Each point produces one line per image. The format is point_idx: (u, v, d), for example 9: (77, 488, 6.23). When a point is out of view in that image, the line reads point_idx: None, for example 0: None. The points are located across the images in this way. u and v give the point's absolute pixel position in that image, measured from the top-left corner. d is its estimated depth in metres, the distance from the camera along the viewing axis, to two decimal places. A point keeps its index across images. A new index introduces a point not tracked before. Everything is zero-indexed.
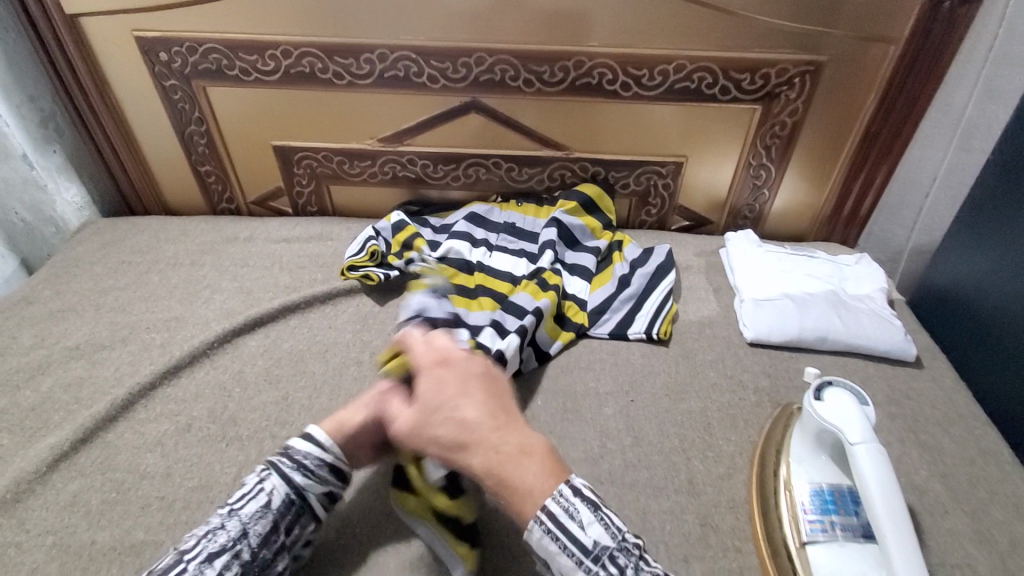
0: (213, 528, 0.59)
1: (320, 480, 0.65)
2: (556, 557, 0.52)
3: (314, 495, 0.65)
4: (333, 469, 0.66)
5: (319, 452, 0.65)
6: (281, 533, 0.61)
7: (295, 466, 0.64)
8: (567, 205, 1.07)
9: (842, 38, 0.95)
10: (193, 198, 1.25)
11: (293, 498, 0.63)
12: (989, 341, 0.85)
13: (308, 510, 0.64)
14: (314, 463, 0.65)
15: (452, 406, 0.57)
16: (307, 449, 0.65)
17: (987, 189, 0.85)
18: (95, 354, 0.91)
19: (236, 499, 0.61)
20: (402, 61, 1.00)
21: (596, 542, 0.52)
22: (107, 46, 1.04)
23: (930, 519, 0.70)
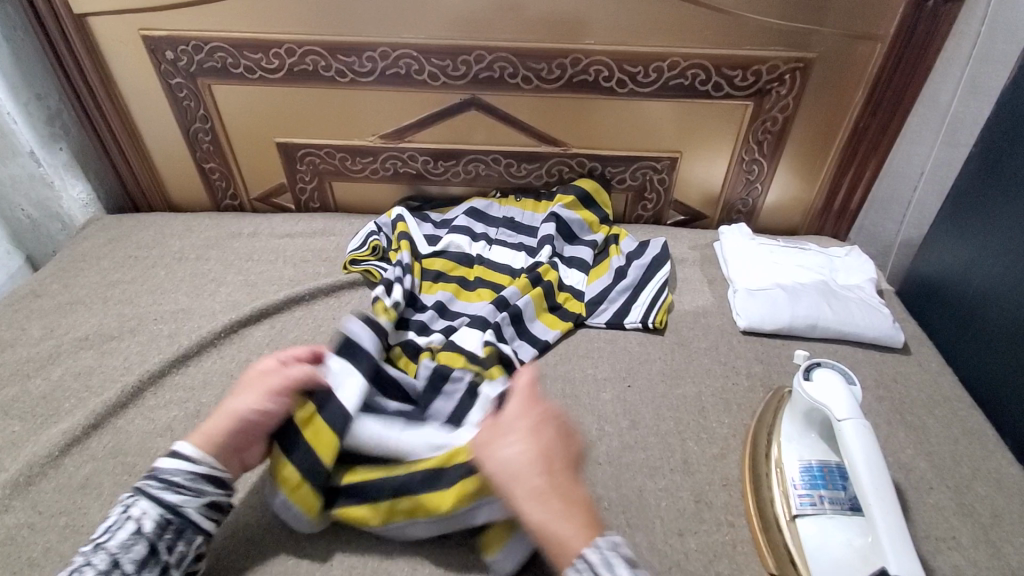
0: (80, 565, 0.56)
1: (197, 494, 0.62)
2: None
3: (196, 509, 0.62)
4: (210, 479, 0.63)
5: (188, 467, 0.63)
6: (162, 555, 0.58)
7: (165, 486, 0.61)
8: (565, 200, 1.09)
9: (829, 36, 0.98)
10: (197, 195, 1.27)
11: (170, 518, 0.60)
12: (973, 327, 0.87)
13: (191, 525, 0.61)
14: (186, 477, 0.62)
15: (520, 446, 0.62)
16: (175, 467, 0.62)
17: (969, 181, 0.88)
18: (104, 345, 0.93)
19: (102, 534, 0.58)
20: (403, 59, 1.03)
21: None
22: (114, 45, 1.07)
23: (916, 495, 0.72)
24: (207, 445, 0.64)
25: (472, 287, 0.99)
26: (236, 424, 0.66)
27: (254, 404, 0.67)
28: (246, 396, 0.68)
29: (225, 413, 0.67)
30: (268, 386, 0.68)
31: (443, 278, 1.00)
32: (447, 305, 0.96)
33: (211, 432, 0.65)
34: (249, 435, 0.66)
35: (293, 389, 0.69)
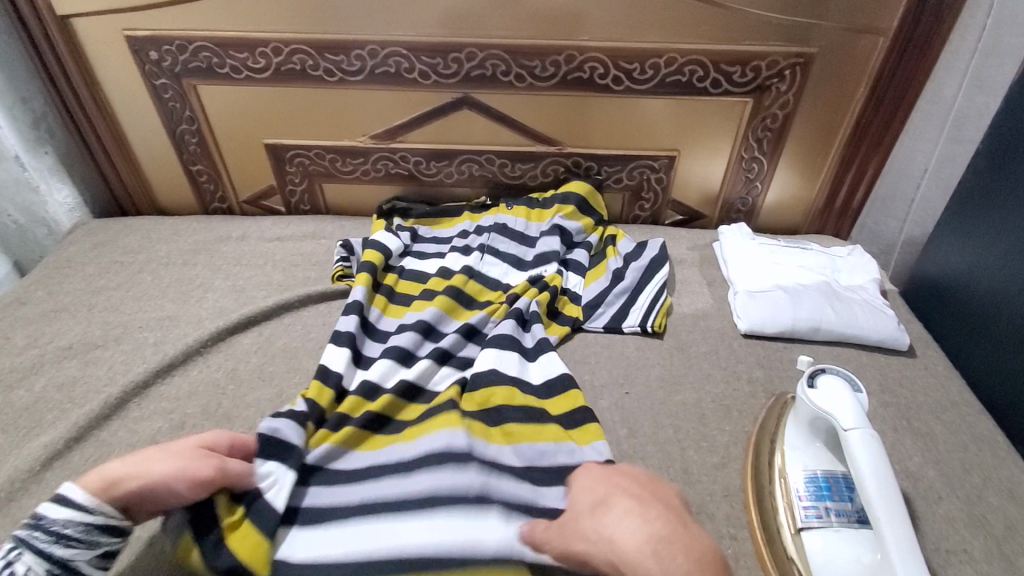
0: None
1: (88, 546, 0.56)
2: None
3: (86, 563, 0.57)
4: (105, 531, 0.57)
5: (78, 519, 0.56)
6: None
7: (52, 539, 0.55)
8: (565, 210, 1.07)
9: (831, 30, 0.95)
10: (186, 198, 1.25)
11: (55, 574, 0.55)
12: (981, 329, 0.85)
13: None
14: (77, 530, 0.56)
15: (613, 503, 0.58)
16: (62, 517, 0.56)
17: (976, 178, 0.86)
18: (87, 354, 0.90)
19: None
20: (393, 57, 1.00)
21: None
22: (97, 45, 1.04)
23: (924, 504, 0.70)
24: (101, 490, 0.58)
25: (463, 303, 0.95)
26: (144, 486, 0.58)
27: (175, 483, 0.59)
28: (170, 461, 0.60)
29: (141, 467, 0.59)
30: (197, 470, 0.60)
31: (432, 297, 0.95)
32: (436, 325, 0.90)
33: (113, 478, 0.58)
34: (150, 500, 0.59)
35: (214, 466, 0.61)
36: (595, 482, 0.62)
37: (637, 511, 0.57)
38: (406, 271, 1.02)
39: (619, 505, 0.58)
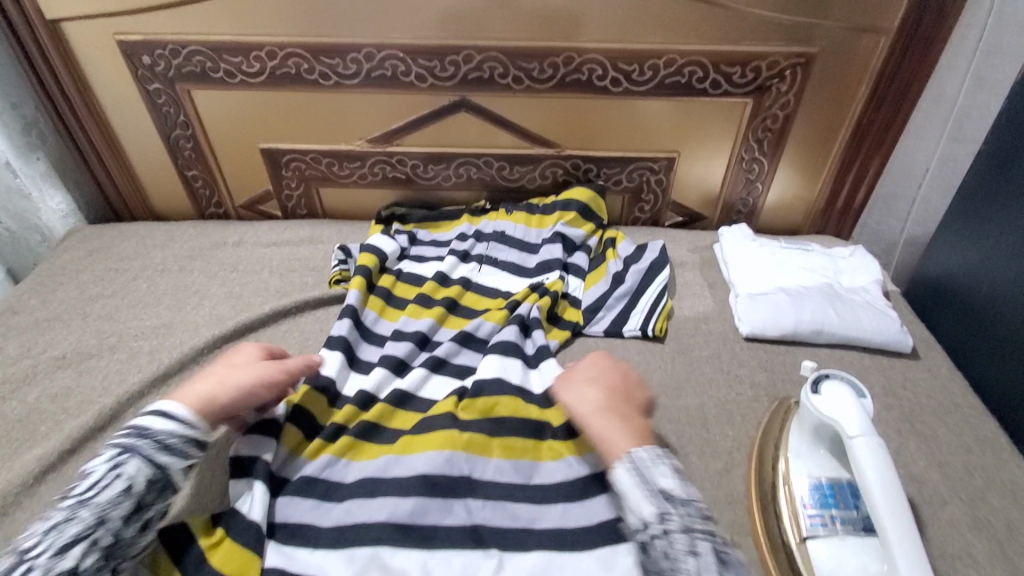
0: (62, 520, 0.56)
1: (181, 456, 0.62)
2: (631, 493, 0.60)
3: (178, 471, 0.62)
4: (195, 444, 0.64)
5: (178, 428, 0.63)
6: (145, 513, 0.59)
7: (154, 446, 0.61)
8: (566, 217, 1.06)
9: (831, 30, 0.94)
10: (181, 204, 1.23)
11: (155, 477, 0.60)
12: (984, 331, 0.84)
13: (171, 486, 0.62)
14: (175, 440, 0.62)
15: (589, 381, 0.73)
16: (167, 427, 0.62)
17: (979, 178, 0.85)
18: (82, 363, 0.89)
19: (85, 488, 0.58)
20: (389, 60, 0.99)
21: (671, 490, 0.59)
22: (89, 51, 1.03)
23: (929, 510, 0.69)
24: (200, 408, 0.65)
25: (461, 311, 0.95)
26: (235, 399, 0.68)
27: (257, 386, 0.71)
28: (249, 374, 0.71)
29: (224, 382, 0.69)
30: (270, 373, 0.73)
31: (429, 304, 0.95)
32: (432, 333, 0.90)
33: (207, 395, 0.67)
34: (237, 411, 0.69)
35: (286, 376, 0.74)
36: (591, 363, 0.76)
37: (604, 394, 0.70)
38: (403, 274, 1.01)
39: (595, 387, 0.71)
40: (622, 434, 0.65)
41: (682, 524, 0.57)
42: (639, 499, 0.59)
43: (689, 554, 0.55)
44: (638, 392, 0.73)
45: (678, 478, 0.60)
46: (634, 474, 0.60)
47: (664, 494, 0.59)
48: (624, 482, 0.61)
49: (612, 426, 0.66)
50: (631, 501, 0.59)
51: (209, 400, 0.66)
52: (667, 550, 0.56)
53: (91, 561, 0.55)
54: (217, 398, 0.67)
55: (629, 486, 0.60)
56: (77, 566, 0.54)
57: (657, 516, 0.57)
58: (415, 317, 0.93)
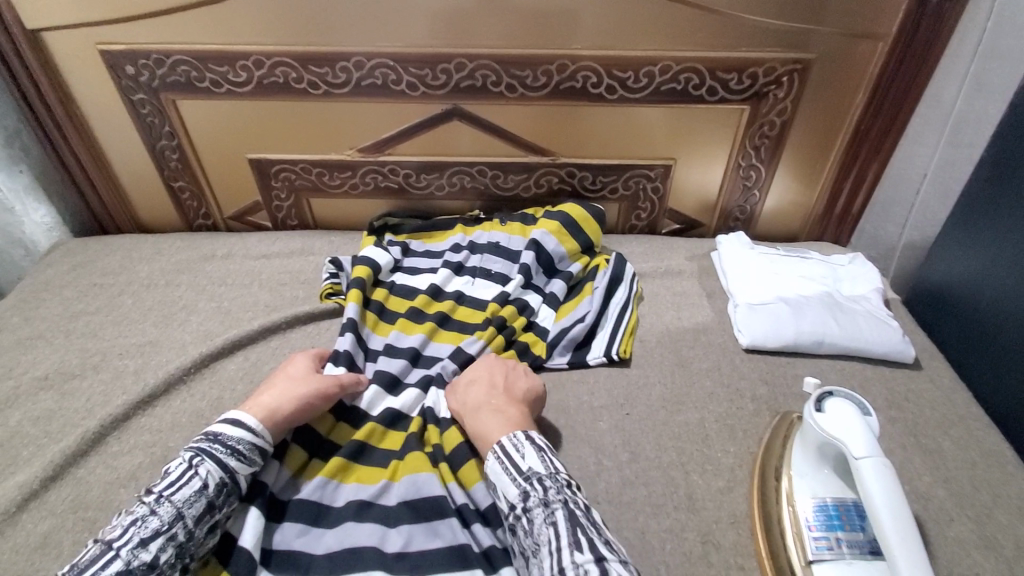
0: (143, 515, 0.59)
1: (250, 463, 0.66)
2: (504, 479, 0.65)
3: (244, 477, 0.65)
4: (262, 452, 0.67)
5: (250, 437, 0.66)
6: (215, 514, 0.62)
7: (227, 451, 0.64)
8: (552, 226, 1.01)
9: (828, 35, 0.93)
10: (168, 215, 1.21)
11: (226, 481, 0.63)
12: (987, 341, 0.83)
13: (237, 491, 0.64)
14: (247, 447, 0.66)
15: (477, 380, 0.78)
16: (238, 435, 0.66)
17: (979, 187, 0.84)
18: (65, 384, 0.87)
19: (165, 486, 0.61)
20: (380, 69, 0.97)
21: (530, 469, 0.64)
22: (71, 61, 1.00)
23: (936, 528, 0.68)
24: (265, 421, 0.69)
25: (451, 328, 0.92)
26: (292, 411, 0.71)
27: (312, 398, 0.73)
28: (303, 386, 0.74)
29: (282, 395, 0.72)
30: (324, 387, 0.75)
31: (420, 319, 0.93)
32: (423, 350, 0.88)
33: (270, 408, 0.70)
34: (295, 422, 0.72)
35: (340, 387, 0.77)
36: (487, 361, 0.81)
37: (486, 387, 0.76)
38: (396, 287, 0.99)
39: (475, 383, 0.77)
40: (497, 422, 0.70)
41: (541, 499, 0.61)
42: (505, 482, 0.64)
43: (545, 524, 0.59)
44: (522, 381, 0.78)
45: (544, 461, 0.65)
46: (498, 458, 0.66)
47: (525, 474, 0.64)
48: (495, 469, 0.66)
49: (486, 417, 0.71)
50: (498, 483, 0.65)
51: (273, 411, 0.70)
52: (528, 524, 0.61)
53: (166, 556, 0.58)
54: (281, 412, 0.71)
55: (497, 471, 0.66)
56: (155, 560, 0.57)
57: (520, 495, 0.63)
58: (408, 333, 0.91)
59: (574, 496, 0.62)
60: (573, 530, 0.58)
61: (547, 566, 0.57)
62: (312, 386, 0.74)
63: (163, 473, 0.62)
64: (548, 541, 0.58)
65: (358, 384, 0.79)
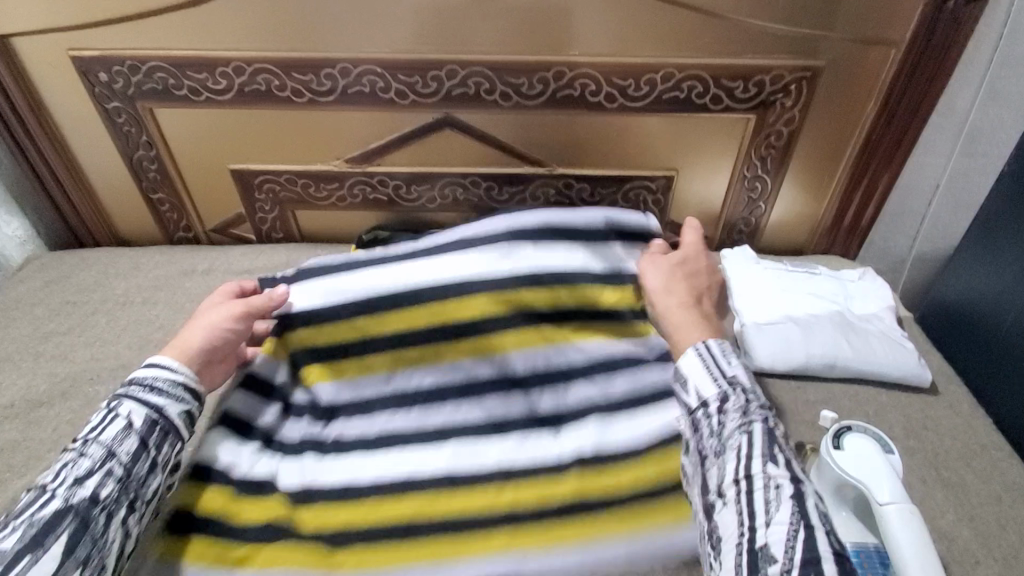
0: (73, 458, 0.59)
1: (177, 399, 0.67)
2: (698, 384, 0.64)
3: (178, 414, 0.66)
4: (189, 389, 0.68)
5: (169, 375, 0.67)
6: (150, 451, 0.63)
7: (148, 390, 0.65)
8: None
9: (838, 41, 0.88)
10: (147, 228, 1.15)
11: (157, 419, 0.64)
12: (1009, 364, 0.79)
13: (173, 430, 0.66)
14: (167, 384, 0.67)
15: (670, 277, 0.80)
16: (157, 374, 0.67)
17: (999, 202, 0.80)
18: (31, 413, 0.81)
19: (90, 431, 0.61)
20: (367, 76, 0.92)
21: (733, 378, 0.62)
22: (42, 68, 0.95)
23: (961, 572, 0.63)
24: (180, 355, 0.70)
25: None
26: (206, 339, 0.73)
27: (224, 323, 0.75)
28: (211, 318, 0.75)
29: (191, 331, 0.74)
30: (233, 310, 0.76)
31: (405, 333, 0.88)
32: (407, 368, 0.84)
33: (182, 345, 0.72)
34: (219, 348, 0.74)
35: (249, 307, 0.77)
36: (672, 263, 0.81)
37: (681, 291, 0.78)
38: None
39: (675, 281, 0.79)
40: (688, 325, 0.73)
41: (740, 406, 0.60)
42: (703, 381, 0.63)
43: (741, 430, 0.58)
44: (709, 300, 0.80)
45: (743, 369, 0.64)
46: (702, 355, 0.65)
47: (728, 378, 0.63)
48: (690, 366, 0.65)
49: (683, 317, 0.74)
50: (694, 381, 0.64)
51: (186, 344, 0.72)
52: (718, 425, 0.60)
53: (109, 490, 0.58)
54: (198, 345, 0.72)
55: (695, 368, 0.64)
56: (96, 494, 0.57)
57: (718, 396, 0.62)
58: None
59: (769, 414, 0.60)
60: (769, 445, 0.57)
61: (729, 470, 0.56)
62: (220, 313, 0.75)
63: (84, 420, 0.62)
64: (739, 447, 0.57)
65: (269, 303, 0.79)
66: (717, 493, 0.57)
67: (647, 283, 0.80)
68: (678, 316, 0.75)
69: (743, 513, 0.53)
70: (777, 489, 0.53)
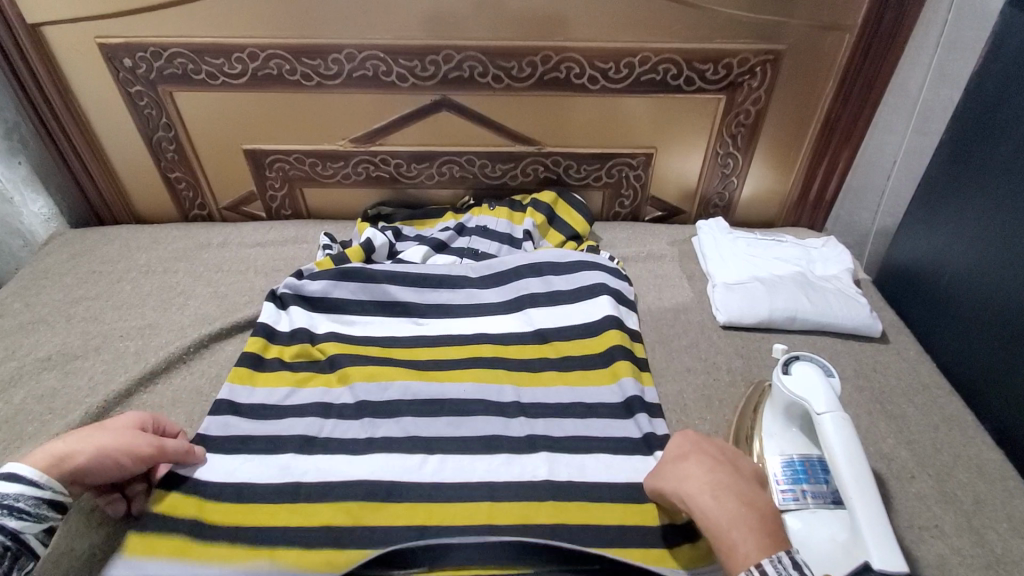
0: None
1: (39, 519, 0.58)
2: None
3: (37, 535, 0.59)
4: (55, 504, 0.60)
5: (34, 492, 0.58)
6: None
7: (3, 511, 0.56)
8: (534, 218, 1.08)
9: (799, 27, 0.97)
10: (164, 207, 1.24)
11: (8, 544, 0.56)
12: (949, 313, 0.88)
13: (27, 551, 0.58)
14: (30, 502, 0.58)
15: (692, 457, 0.60)
16: (15, 492, 0.57)
17: (941, 168, 0.89)
18: (67, 365, 0.89)
19: None
20: (371, 61, 1.01)
21: None
22: (70, 55, 1.03)
23: (898, 485, 0.72)
24: (47, 464, 0.61)
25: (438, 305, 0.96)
26: (88, 459, 0.62)
27: (121, 448, 0.64)
28: (112, 434, 0.65)
29: (82, 441, 0.63)
30: (138, 442, 0.66)
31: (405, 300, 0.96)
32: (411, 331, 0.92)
33: (61, 455, 0.61)
34: (95, 474, 0.63)
35: (162, 455, 0.68)
36: (694, 433, 0.64)
37: (707, 467, 0.58)
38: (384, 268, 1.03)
39: (698, 462, 0.59)
40: (736, 528, 0.52)
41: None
42: None
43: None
44: (743, 463, 0.60)
45: None
46: None
47: None
48: None
49: (727, 518, 0.53)
50: None
51: (64, 459, 0.61)
52: None
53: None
54: (77, 465, 0.62)
55: None
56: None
57: None
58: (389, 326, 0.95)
59: None
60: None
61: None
62: (122, 436, 0.65)
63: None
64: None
65: (186, 452, 0.71)
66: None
67: (656, 484, 0.62)
68: (722, 522, 0.53)
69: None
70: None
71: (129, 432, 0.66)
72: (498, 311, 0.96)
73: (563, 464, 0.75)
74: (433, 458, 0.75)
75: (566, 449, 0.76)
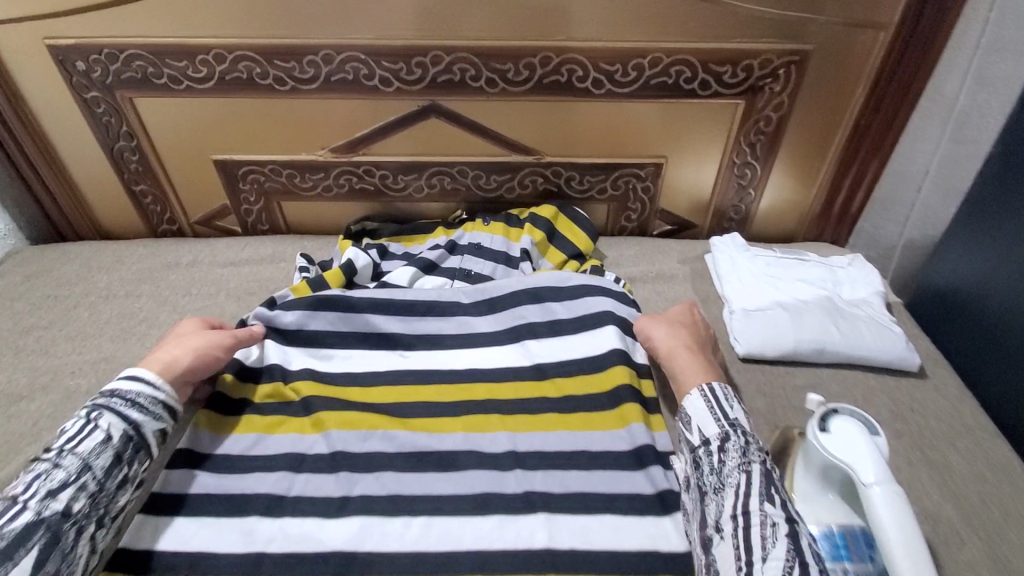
0: (47, 469, 0.60)
1: (155, 417, 0.68)
2: (700, 419, 0.69)
3: (152, 432, 0.67)
4: (166, 406, 0.69)
5: (149, 391, 0.68)
6: (124, 468, 0.64)
7: (128, 405, 0.66)
8: (532, 235, 0.98)
9: (827, 25, 0.87)
10: (130, 221, 1.14)
11: (133, 434, 0.65)
12: (996, 345, 0.79)
13: (145, 447, 0.67)
14: (147, 400, 0.67)
15: (679, 328, 0.81)
16: (137, 389, 0.67)
17: (988, 184, 0.79)
18: (9, 407, 0.79)
19: (65, 441, 0.62)
20: (350, 63, 0.91)
21: (737, 420, 0.67)
22: (17, 57, 0.92)
23: (946, 552, 0.63)
24: (163, 373, 0.71)
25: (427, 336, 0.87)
26: (189, 362, 0.73)
27: (205, 347, 0.75)
28: (197, 340, 0.75)
29: (178, 349, 0.73)
30: (219, 339, 0.76)
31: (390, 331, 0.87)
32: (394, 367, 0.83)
33: (166, 361, 0.72)
34: (196, 374, 0.74)
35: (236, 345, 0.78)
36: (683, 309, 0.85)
37: (685, 332, 0.80)
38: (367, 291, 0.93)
39: (682, 330, 0.80)
40: (696, 369, 0.74)
41: (741, 448, 0.64)
42: (705, 419, 0.68)
43: (739, 469, 0.62)
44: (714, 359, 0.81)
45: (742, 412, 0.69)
46: (703, 398, 0.69)
47: (731, 420, 0.67)
48: (694, 405, 0.70)
49: (692, 364, 0.75)
50: (696, 420, 0.69)
51: (170, 366, 0.71)
52: (717, 465, 0.64)
53: (80, 506, 0.59)
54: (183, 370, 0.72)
55: (699, 407, 0.69)
56: (67, 508, 0.58)
57: (720, 435, 0.66)
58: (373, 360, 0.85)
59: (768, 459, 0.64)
60: (765, 483, 0.60)
61: (728, 505, 0.60)
62: (202, 341, 0.75)
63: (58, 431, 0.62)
64: (737, 484, 0.61)
65: (252, 338, 0.80)
66: (715, 527, 0.60)
67: (652, 327, 0.81)
68: (687, 364, 0.75)
69: (739, 546, 0.57)
70: (772, 527, 0.57)
71: (206, 334, 0.76)
72: (492, 342, 0.86)
73: (563, 528, 0.66)
74: (417, 522, 0.67)
75: (567, 509, 0.68)
